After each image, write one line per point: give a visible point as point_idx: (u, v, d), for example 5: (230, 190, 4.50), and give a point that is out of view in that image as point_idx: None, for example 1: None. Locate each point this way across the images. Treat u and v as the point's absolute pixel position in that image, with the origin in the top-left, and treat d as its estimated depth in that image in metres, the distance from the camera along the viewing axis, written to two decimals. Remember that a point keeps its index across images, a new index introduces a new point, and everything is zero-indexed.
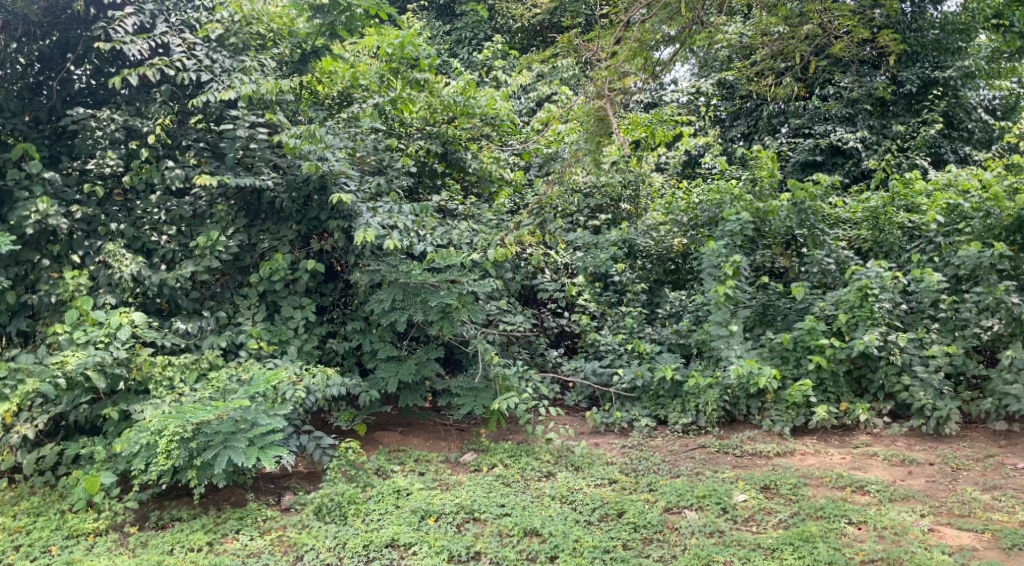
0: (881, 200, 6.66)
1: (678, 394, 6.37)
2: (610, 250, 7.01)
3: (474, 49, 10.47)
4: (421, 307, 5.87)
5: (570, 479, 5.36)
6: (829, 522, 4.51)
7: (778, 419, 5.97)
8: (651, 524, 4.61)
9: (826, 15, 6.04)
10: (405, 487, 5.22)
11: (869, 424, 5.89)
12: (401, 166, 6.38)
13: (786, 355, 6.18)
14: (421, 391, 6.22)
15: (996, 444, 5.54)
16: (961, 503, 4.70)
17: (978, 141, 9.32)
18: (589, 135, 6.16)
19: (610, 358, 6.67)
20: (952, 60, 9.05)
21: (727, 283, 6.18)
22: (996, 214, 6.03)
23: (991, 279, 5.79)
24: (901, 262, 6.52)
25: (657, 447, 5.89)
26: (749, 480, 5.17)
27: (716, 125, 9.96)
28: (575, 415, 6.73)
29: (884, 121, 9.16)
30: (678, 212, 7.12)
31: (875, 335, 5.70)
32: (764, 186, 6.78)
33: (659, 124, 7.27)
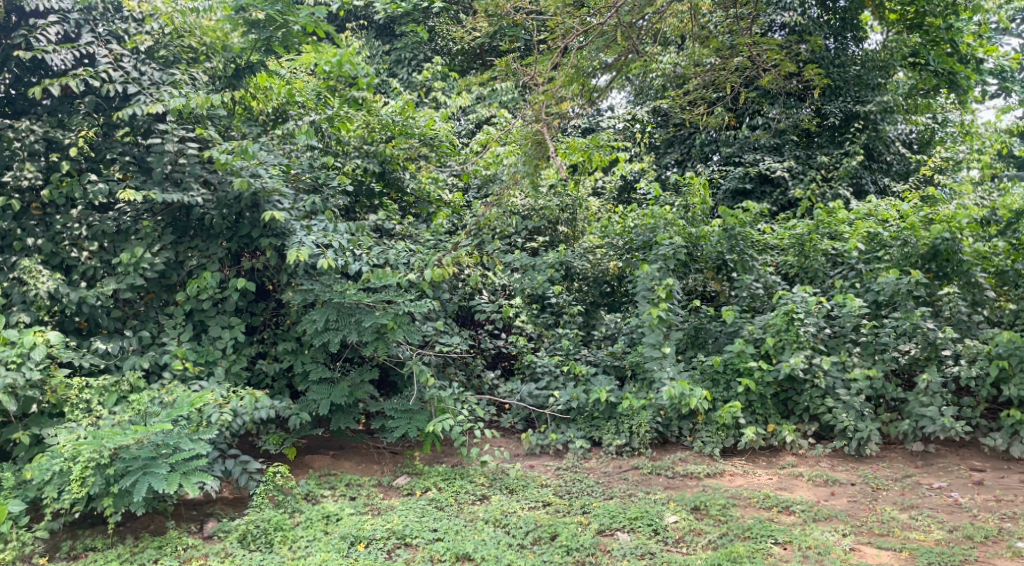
0: (807, 228, 6.88)
1: (612, 416, 6.43)
2: (547, 272, 7.12)
3: (413, 69, 10.57)
4: (355, 328, 5.78)
5: (504, 502, 5.33)
6: (756, 542, 4.60)
7: (709, 441, 6.09)
8: (583, 547, 4.61)
9: (754, 48, 6.30)
10: (335, 512, 5.10)
11: (795, 445, 6.02)
12: (337, 184, 6.31)
13: (716, 377, 6.32)
14: (354, 413, 6.10)
15: (913, 465, 5.76)
16: (881, 522, 4.86)
17: (897, 173, 9.81)
18: (527, 158, 6.24)
19: (547, 380, 6.67)
20: (873, 95, 9.35)
21: (661, 306, 6.32)
22: (912, 242, 6.31)
23: (908, 305, 6.07)
24: (825, 288, 6.74)
25: (591, 469, 5.92)
26: (679, 501, 5.24)
27: (650, 151, 10.17)
28: (511, 438, 6.70)
29: (808, 152, 9.51)
30: (614, 235, 7.25)
31: (801, 358, 5.89)
32: (696, 212, 7.04)
33: (597, 148, 7.40)
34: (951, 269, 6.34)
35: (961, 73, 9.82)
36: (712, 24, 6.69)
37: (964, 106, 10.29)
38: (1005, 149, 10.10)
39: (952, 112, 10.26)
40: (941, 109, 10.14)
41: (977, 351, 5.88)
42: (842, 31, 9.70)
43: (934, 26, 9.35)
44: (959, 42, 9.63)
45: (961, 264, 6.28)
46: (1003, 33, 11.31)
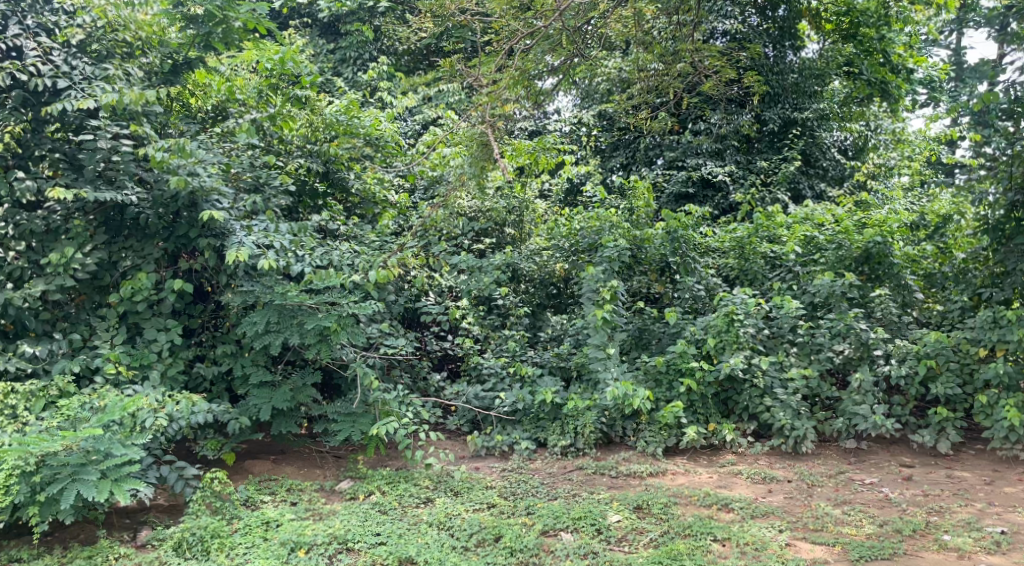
0: (746, 231, 7.09)
1: (557, 417, 6.46)
2: (494, 274, 7.06)
3: (358, 68, 10.50)
4: (296, 330, 5.68)
5: (448, 504, 5.31)
6: (696, 540, 4.68)
7: (652, 440, 6.17)
8: (527, 548, 4.63)
9: (696, 55, 6.34)
10: (275, 518, 5.00)
11: (735, 444, 6.16)
12: (279, 184, 6.20)
13: (659, 378, 6.42)
14: (296, 417, 5.99)
15: (846, 461, 5.94)
16: (815, 518, 5.00)
17: (832, 179, 9.93)
18: (474, 160, 6.36)
19: (493, 382, 6.67)
20: (809, 102, 9.75)
21: (605, 307, 6.37)
22: (846, 245, 6.56)
23: (842, 307, 6.28)
24: (763, 290, 6.88)
25: (536, 470, 5.94)
26: (622, 500, 5.30)
27: (596, 154, 10.27)
28: (457, 440, 6.67)
29: (749, 157, 9.75)
30: (561, 237, 7.28)
31: (740, 358, 6.03)
32: (641, 216, 7.13)
33: (543, 151, 7.45)
34: (883, 271, 6.58)
35: (892, 82, 10.38)
36: (656, 29, 6.74)
37: (897, 114, 10.49)
38: (934, 157, 10.57)
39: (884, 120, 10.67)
40: (874, 117, 10.31)
41: (906, 351, 6.06)
42: (781, 39, 9.78)
43: (868, 37, 9.93)
44: (890, 53, 10.20)
45: (891, 267, 6.53)
46: (933, 45, 11.73)
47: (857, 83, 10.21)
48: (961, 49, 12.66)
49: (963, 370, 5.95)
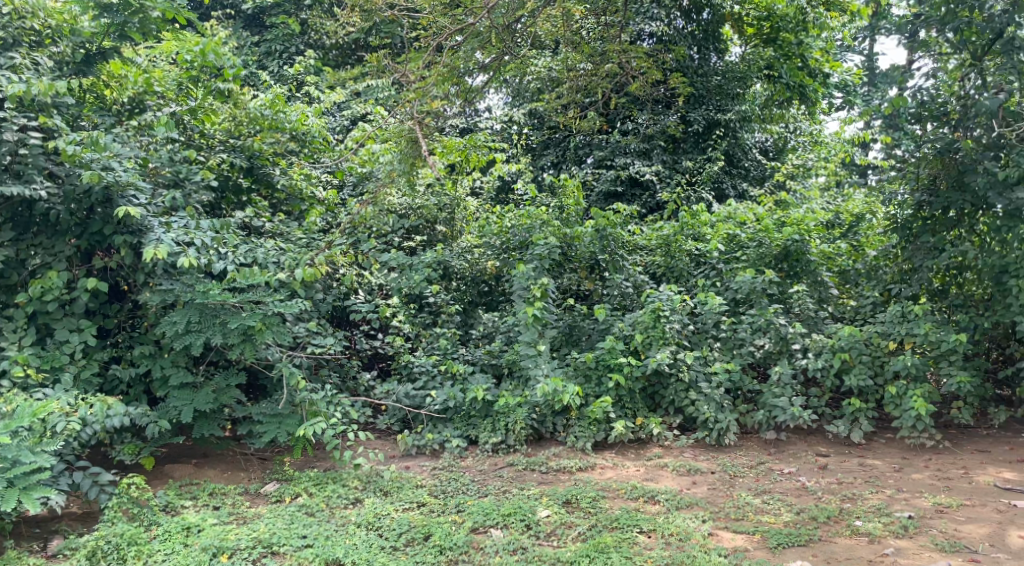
0: (672, 230, 7.22)
1: (489, 414, 6.46)
2: (425, 271, 6.99)
3: (284, 62, 10.35)
4: (219, 329, 5.53)
5: (377, 504, 5.26)
6: (623, 532, 4.77)
7: (581, 435, 6.24)
8: (456, 546, 4.62)
9: (624, 56, 6.46)
10: (196, 523, 4.86)
11: (661, 437, 6.31)
12: (200, 179, 5.97)
13: (589, 373, 6.52)
14: (219, 419, 5.82)
15: (766, 452, 6.15)
16: (737, 507, 5.16)
17: (754, 178, 10.39)
18: (403, 156, 6.28)
19: (423, 381, 6.60)
20: (732, 104, 9.98)
21: (536, 304, 6.43)
22: (766, 243, 6.81)
23: (762, 303, 6.47)
24: (689, 287, 7.05)
25: (467, 467, 5.93)
26: (552, 495, 5.35)
27: (527, 152, 10.29)
28: (387, 439, 6.60)
29: (675, 157, 9.95)
30: (492, 235, 7.28)
31: (666, 354, 6.17)
32: (571, 214, 7.27)
33: (474, 148, 7.49)
34: (800, 268, 6.83)
35: (810, 86, 10.20)
36: (584, 30, 6.81)
37: (813, 118, 11.25)
38: (848, 158, 10.90)
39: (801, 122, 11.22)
40: (792, 120, 10.95)
41: (822, 345, 6.28)
42: (705, 43, 10.18)
43: (786, 41, 9.70)
44: (807, 57, 9.88)
45: (809, 263, 6.78)
46: (847, 51, 12.24)
47: (777, 86, 10.21)
48: (874, 54, 13.21)
49: (874, 362, 6.16)
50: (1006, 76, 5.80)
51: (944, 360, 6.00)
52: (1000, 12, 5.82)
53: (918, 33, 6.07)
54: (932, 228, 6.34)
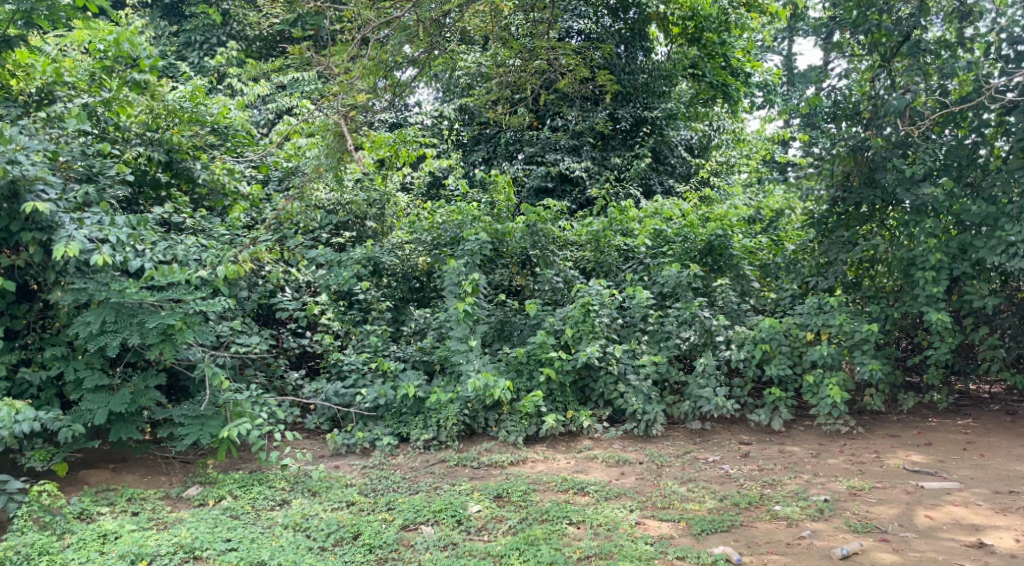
0: (601, 225, 7.33)
1: (420, 411, 6.43)
2: (354, 268, 6.86)
3: (204, 53, 10.07)
4: (136, 330, 5.33)
5: (305, 505, 5.17)
6: (552, 524, 4.82)
7: (513, 430, 6.29)
8: (386, 544, 4.59)
9: (552, 53, 6.55)
10: (113, 530, 4.68)
11: (591, 430, 6.40)
12: (115, 174, 5.79)
13: (520, 368, 6.56)
14: (138, 422, 5.62)
15: (692, 442, 6.32)
16: (663, 496, 5.28)
17: (679, 175, 10.58)
18: (330, 151, 6.18)
19: (354, 378, 6.49)
20: (658, 102, 10.28)
21: (467, 300, 6.41)
22: (691, 238, 6.97)
23: (688, 296, 6.64)
24: (618, 282, 7.17)
25: (398, 465, 5.88)
26: (483, 490, 5.37)
27: (458, 148, 10.25)
28: (316, 439, 6.48)
29: (604, 154, 10.02)
30: (422, 231, 7.27)
31: (596, 347, 6.27)
32: (502, 210, 7.26)
33: (405, 144, 7.61)
34: (723, 262, 7.00)
35: (732, 85, 11.00)
36: (514, 26, 6.82)
37: (736, 116, 11.38)
38: (770, 155, 11.15)
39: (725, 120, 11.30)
40: (717, 118, 11.14)
41: (744, 337, 6.47)
42: (631, 40, 10.28)
43: (710, 41, 10.34)
44: (730, 57, 10.68)
45: (731, 258, 6.95)
46: (767, 52, 12.60)
47: (702, 84, 10.88)
48: (793, 54, 13.64)
49: (794, 352, 6.38)
50: (912, 77, 6.10)
51: (857, 350, 6.23)
52: (907, 16, 6.19)
53: (833, 34, 6.48)
54: (846, 222, 6.63)
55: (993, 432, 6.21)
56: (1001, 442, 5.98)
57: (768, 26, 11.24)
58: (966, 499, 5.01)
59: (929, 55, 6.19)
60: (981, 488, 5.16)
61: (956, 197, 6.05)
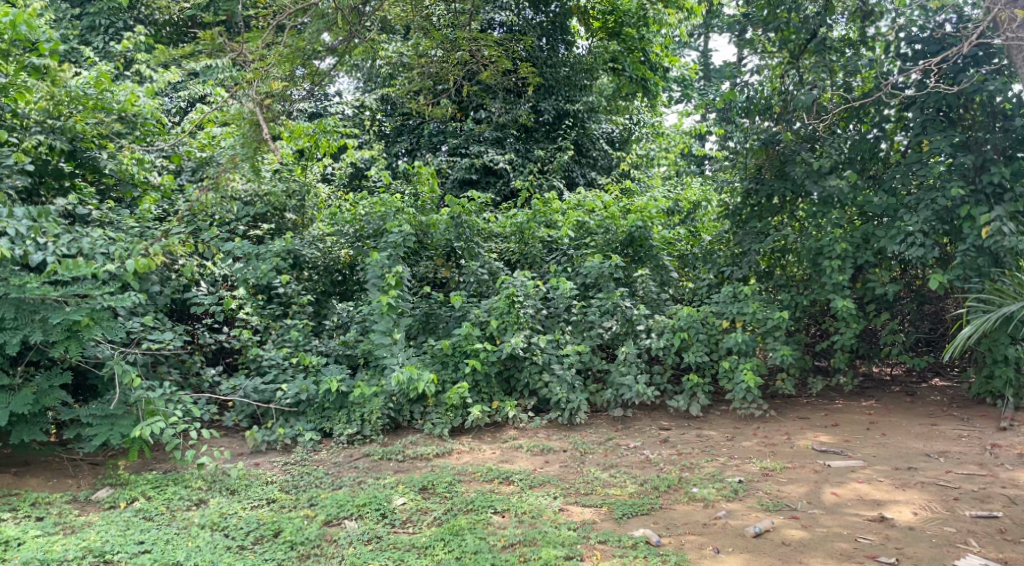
0: (526, 217, 7.36)
1: (343, 405, 6.33)
2: (272, 261, 6.67)
3: (111, 38, 9.65)
4: (38, 327, 5.08)
5: (223, 504, 5.04)
6: (477, 514, 4.84)
7: (438, 422, 6.28)
8: (308, 540, 4.53)
9: (473, 44, 6.55)
10: (16, 536, 4.46)
11: (516, 420, 6.46)
12: (13, 163, 5.44)
13: (446, 360, 6.56)
14: (41, 423, 5.37)
15: (614, 428, 6.46)
16: (586, 482, 5.38)
17: (601, 168, 10.70)
18: (246, 140, 6.02)
19: (274, 374, 6.33)
20: (579, 95, 10.40)
21: (390, 293, 6.36)
22: (613, 230, 7.16)
23: (610, 286, 6.79)
24: (542, 272, 7.27)
25: (321, 460, 5.79)
26: (408, 483, 5.34)
27: (380, 139, 10.19)
28: (235, 436, 6.31)
29: (527, 146, 10.07)
30: (343, 223, 7.09)
31: (520, 338, 6.32)
32: (426, 202, 7.20)
33: (324, 134, 7.60)
34: (643, 254, 7.19)
35: (651, 79, 11.08)
36: (436, 17, 6.86)
37: (654, 110, 11.62)
38: (687, 149, 11.44)
39: (645, 114, 11.44)
40: (636, 111, 11.28)
41: (663, 326, 6.65)
42: (553, 33, 10.46)
43: (630, 35, 10.50)
44: (649, 51, 10.83)
45: (650, 248, 7.15)
46: (685, 48, 12.92)
47: (622, 79, 10.80)
48: (708, 51, 14.01)
49: (710, 340, 6.58)
50: (818, 73, 6.36)
51: (769, 336, 6.49)
52: (813, 14, 6.44)
53: (745, 31, 6.80)
54: (758, 213, 6.89)
55: (893, 413, 6.57)
56: (901, 422, 6.33)
57: (684, 23, 11.34)
58: (869, 476, 5.29)
59: (834, 52, 6.43)
60: (882, 465, 5.46)
61: (859, 189, 6.36)
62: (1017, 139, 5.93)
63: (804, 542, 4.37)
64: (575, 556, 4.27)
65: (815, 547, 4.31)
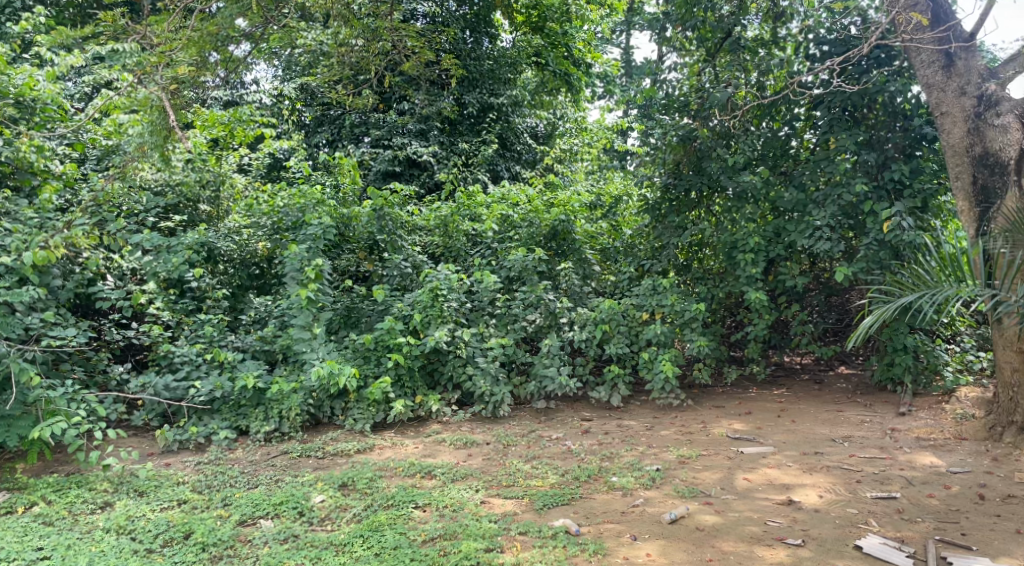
0: (450, 209, 7.30)
1: (261, 402, 6.17)
2: (184, 254, 6.43)
3: (8, 18, 9.09)
4: None
5: (130, 506, 4.83)
6: (397, 509, 4.80)
7: (360, 417, 6.21)
8: (220, 541, 4.39)
9: (394, 34, 6.51)
10: None
11: (439, 413, 6.47)
12: None
13: (368, 354, 6.45)
14: None
15: (537, 420, 6.51)
16: (508, 474, 5.40)
17: (526, 162, 10.72)
18: (154, 127, 5.68)
19: (185, 371, 6.08)
20: (503, 89, 10.39)
21: (310, 287, 6.21)
22: (536, 224, 7.15)
23: (534, 280, 6.81)
24: (466, 266, 7.25)
25: (236, 459, 5.63)
26: (327, 480, 5.24)
27: (299, 129, 9.98)
28: (145, 436, 6.08)
29: (451, 139, 10.03)
30: (260, 215, 6.93)
31: (444, 332, 6.29)
32: (348, 194, 7.09)
33: (240, 123, 7.52)
34: (566, 247, 7.28)
35: (574, 74, 11.18)
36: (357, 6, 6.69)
37: (577, 105, 11.84)
38: (610, 144, 11.64)
39: (567, 109, 11.71)
40: (560, 106, 11.52)
41: (586, 318, 6.74)
42: (476, 26, 10.50)
43: (554, 31, 10.36)
44: (572, 47, 10.86)
45: (573, 242, 7.24)
46: (607, 43, 13.10)
47: (545, 73, 10.94)
48: (629, 48, 14.25)
49: (631, 332, 6.70)
50: (732, 72, 6.57)
51: (687, 328, 6.65)
52: (728, 14, 6.63)
53: (665, 29, 6.99)
54: (677, 208, 7.07)
55: (803, 400, 6.84)
56: (810, 409, 6.59)
57: (606, 19, 11.69)
58: (778, 461, 5.48)
59: (746, 52, 6.68)
60: (792, 451, 5.67)
61: (771, 184, 6.65)
62: (915, 138, 6.27)
63: (717, 527, 4.50)
64: (495, 548, 4.27)
65: (727, 531, 4.44)
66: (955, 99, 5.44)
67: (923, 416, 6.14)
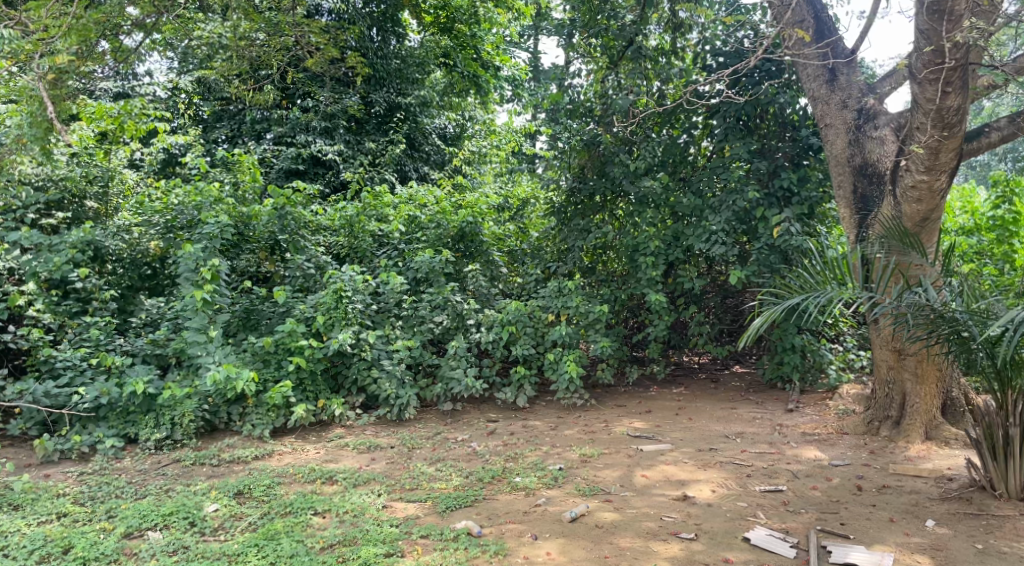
0: (355, 210, 7.21)
1: (151, 408, 5.90)
2: (68, 253, 6.12)
3: None
4: None
5: (2, 522, 4.51)
6: (296, 516, 4.68)
7: (258, 423, 6.00)
8: (102, 556, 4.17)
9: (297, 29, 6.34)
10: None
11: (342, 417, 6.36)
12: None
13: (267, 358, 6.28)
14: None
15: (443, 423, 6.50)
16: (412, 477, 5.35)
17: (434, 162, 10.72)
18: (34, 120, 5.36)
19: (69, 376, 5.77)
20: (411, 88, 10.39)
21: (206, 288, 5.98)
22: (444, 225, 7.11)
23: (440, 281, 6.79)
24: (372, 267, 7.15)
25: (123, 468, 5.36)
26: (221, 488, 5.06)
27: (197, 125, 9.71)
28: (21, 447, 5.71)
29: (357, 137, 9.92)
30: (152, 212, 6.62)
31: (348, 334, 6.18)
32: (247, 191, 6.91)
33: (131, 116, 7.12)
34: (474, 248, 7.26)
35: (483, 76, 11.09)
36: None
37: (486, 106, 11.90)
38: (518, 146, 11.75)
39: (476, 111, 11.77)
40: (469, 107, 11.56)
41: (493, 320, 6.79)
42: (383, 24, 10.34)
43: (461, 32, 10.33)
44: (481, 49, 10.74)
45: (481, 243, 7.23)
46: (517, 46, 13.19)
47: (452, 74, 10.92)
48: (538, 52, 14.44)
49: (536, 333, 6.78)
50: (634, 80, 6.78)
51: (591, 329, 6.77)
52: (630, 23, 6.81)
53: (572, 36, 7.08)
54: (582, 211, 7.25)
55: (700, 399, 7.08)
56: (707, 407, 6.83)
57: (515, 23, 11.80)
58: (675, 458, 5.65)
59: (647, 60, 6.89)
60: (687, 447, 5.86)
61: (671, 190, 6.88)
62: (803, 148, 6.62)
63: (615, 524, 4.59)
64: (395, 553, 4.22)
65: (625, 528, 4.54)
66: (838, 111, 5.76)
67: (809, 413, 6.46)
